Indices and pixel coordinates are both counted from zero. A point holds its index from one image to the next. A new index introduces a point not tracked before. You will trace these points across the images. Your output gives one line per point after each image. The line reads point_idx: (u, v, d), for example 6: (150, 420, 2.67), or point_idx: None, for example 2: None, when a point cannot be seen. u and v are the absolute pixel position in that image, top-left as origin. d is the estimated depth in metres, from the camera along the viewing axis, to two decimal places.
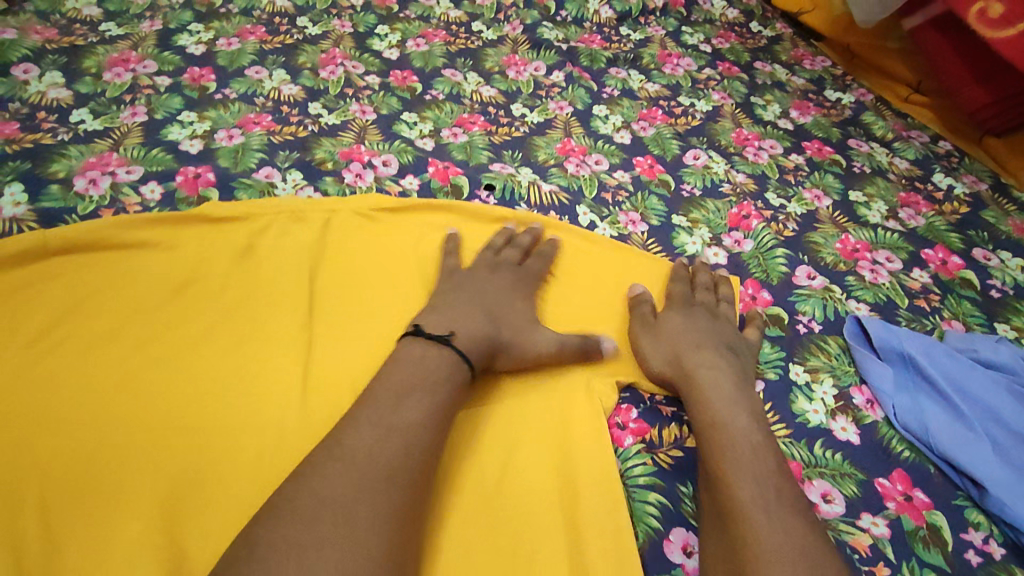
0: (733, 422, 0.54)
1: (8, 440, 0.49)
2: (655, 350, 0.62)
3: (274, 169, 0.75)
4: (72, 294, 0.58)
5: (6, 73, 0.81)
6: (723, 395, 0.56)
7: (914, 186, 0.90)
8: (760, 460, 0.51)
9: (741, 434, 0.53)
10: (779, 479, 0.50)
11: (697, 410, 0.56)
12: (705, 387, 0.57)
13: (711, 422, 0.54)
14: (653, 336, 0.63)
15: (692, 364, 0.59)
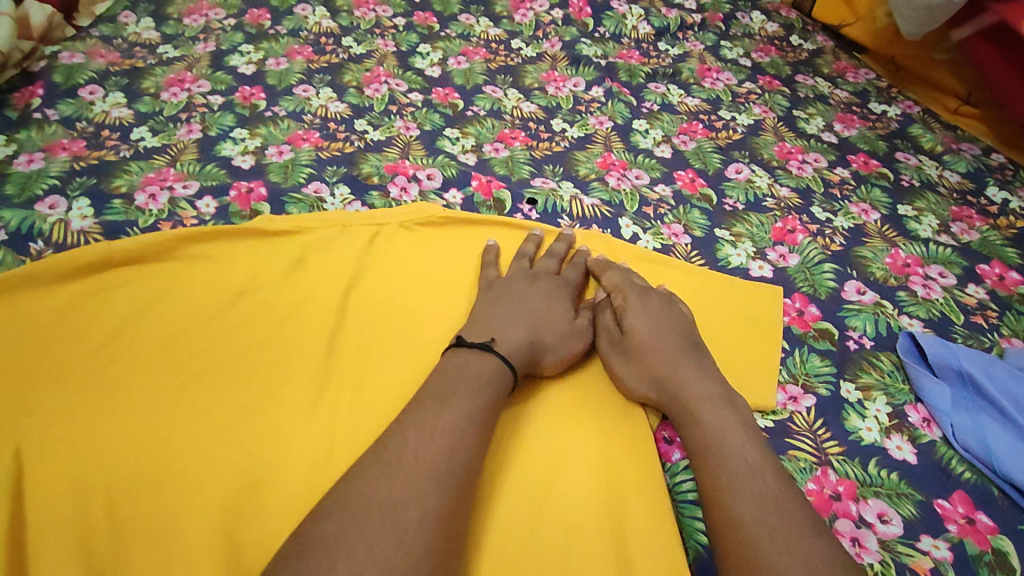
0: (721, 438, 0.52)
1: (77, 441, 0.51)
2: (633, 373, 0.59)
3: (323, 183, 0.78)
4: (135, 303, 0.61)
5: (74, 94, 0.86)
6: (711, 411, 0.54)
7: (966, 201, 0.87)
8: (757, 476, 0.49)
9: (732, 452, 0.51)
10: (780, 492, 0.48)
11: (688, 432, 0.55)
12: (691, 403, 0.55)
13: (703, 442, 0.53)
14: (625, 355, 0.61)
15: (671, 381, 0.57)
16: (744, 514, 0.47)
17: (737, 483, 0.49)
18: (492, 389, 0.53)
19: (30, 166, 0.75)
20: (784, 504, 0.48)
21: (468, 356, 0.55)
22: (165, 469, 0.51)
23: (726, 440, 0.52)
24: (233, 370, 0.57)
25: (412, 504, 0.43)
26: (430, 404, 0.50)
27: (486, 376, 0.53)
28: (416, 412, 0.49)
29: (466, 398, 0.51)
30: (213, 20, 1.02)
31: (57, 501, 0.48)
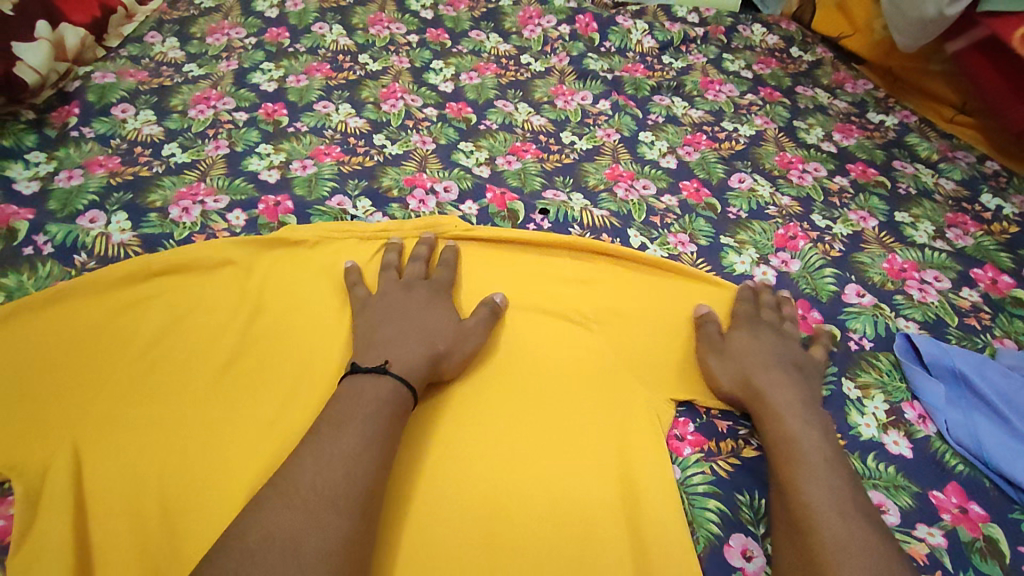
0: (804, 438, 0.57)
1: (125, 442, 0.55)
2: (725, 368, 0.64)
3: (346, 197, 0.82)
4: (173, 311, 0.65)
5: (107, 113, 0.90)
6: (796, 414, 0.59)
7: (961, 207, 0.91)
8: (833, 472, 0.54)
9: (812, 449, 0.56)
10: (847, 489, 0.53)
11: (768, 427, 0.59)
12: (777, 404, 0.60)
13: (783, 436, 0.57)
14: (723, 356, 0.65)
15: (763, 383, 0.62)
16: (815, 499, 0.52)
17: (815, 472, 0.54)
18: (391, 412, 0.54)
19: (70, 182, 0.79)
20: (852, 497, 0.52)
21: (366, 387, 0.55)
22: (208, 469, 0.55)
23: (805, 437, 0.57)
24: (268, 376, 0.61)
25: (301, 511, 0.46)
26: (327, 432, 0.51)
27: (382, 395, 0.55)
28: (313, 442, 0.50)
29: (363, 422, 0.52)
30: (234, 39, 1.06)
31: (111, 499, 0.52)
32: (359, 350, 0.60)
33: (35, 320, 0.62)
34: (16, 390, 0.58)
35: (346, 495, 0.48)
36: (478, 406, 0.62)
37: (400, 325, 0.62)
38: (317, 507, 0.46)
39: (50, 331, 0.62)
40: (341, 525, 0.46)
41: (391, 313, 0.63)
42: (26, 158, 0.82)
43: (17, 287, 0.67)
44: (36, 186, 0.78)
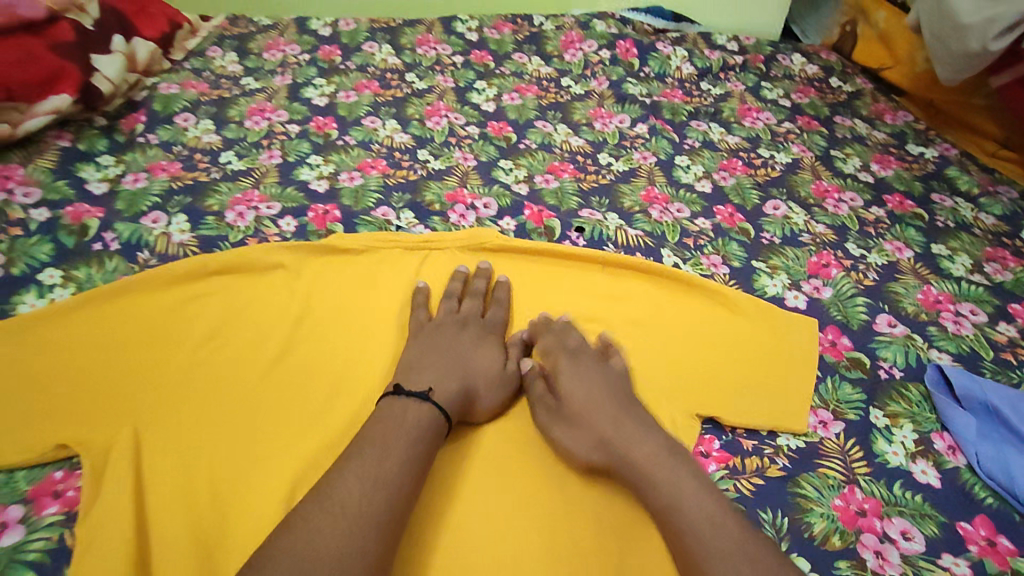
0: (680, 497, 0.52)
1: (179, 424, 0.59)
2: (576, 440, 0.60)
3: (390, 208, 0.85)
4: (227, 308, 0.69)
5: (170, 121, 0.96)
6: (664, 471, 0.54)
7: (1001, 242, 0.90)
8: (722, 531, 0.50)
9: (694, 509, 0.51)
10: (750, 546, 0.49)
11: (647, 495, 0.54)
12: (642, 466, 0.55)
13: (663, 503, 0.53)
14: (565, 423, 0.61)
15: (622, 446, 0.57)
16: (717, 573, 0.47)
17: (705, 539, 0.49)
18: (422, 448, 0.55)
19: (136, 184, 0.84)
20: (751, 557, 0.48)
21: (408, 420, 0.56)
22: (253, 459, 0.58)
23: (681, 497, 0.52)
24: (313, 372, 0.64)
25: (352, 526, 0.47)
26: (371, 451, 0.52)
27: (423, 421, 0.56)
28: (359, 457, 0.51)
29: (405, 445, 0.54)
30: (290, 56, 1.12)
31: (165, 481, 0.55)
32: (401, 371, 0.62)
33: (102, 309, 0.67)
34: (82, 373, 0.62)
35: (376, 523, 0.48)
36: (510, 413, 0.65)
37: (443, 355, 0.64)
38: (363, 523, 0.47)
39: (115, 319, 0.66)
40: (373, 553, 0.46)
41: (434, 340, 0.66)
42: (97, 160, 0.86)
43: (86, 279, 0.71)
44: (105, 187, 0.83)
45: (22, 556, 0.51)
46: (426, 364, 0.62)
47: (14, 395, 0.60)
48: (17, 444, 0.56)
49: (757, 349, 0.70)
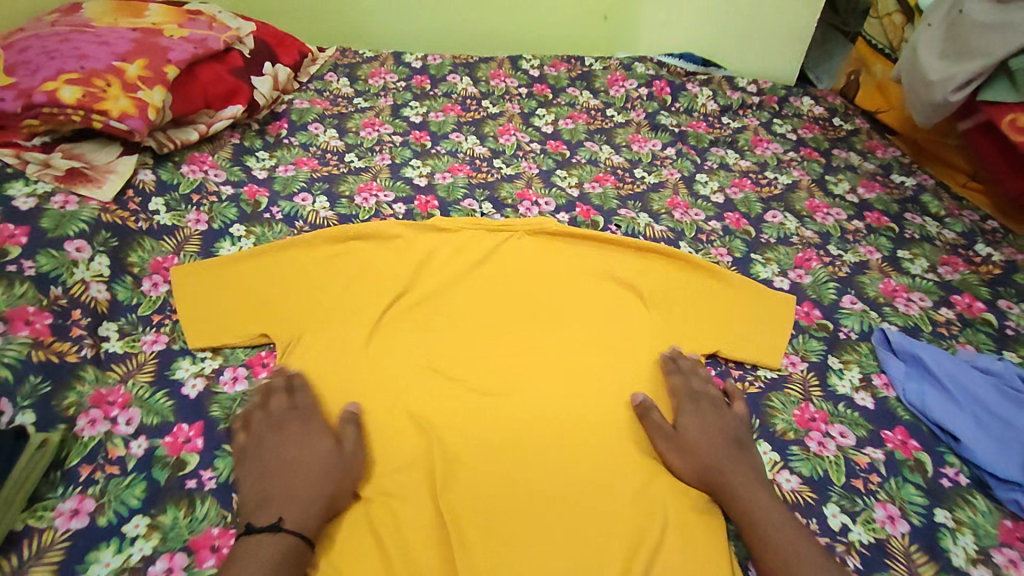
0: (764, 514, 0.68)
1: (335, 333, 0.85)
2: (683, 460, 0.75)
3: (474, 200, 1.12)
4: (361, 263, 0.95)
5: (305, 128, 1.25)
6: (749, 493, 0.70)
7: (956, 251, 1.13)
8: (796, 541, 0.66)
9: (772, 524, 0.68)
10: (814, 550, 0.65)
11: (735, 509, 0.70)
12: (737, 488, 0.71)
13: (747, 518, 0.69)
14: (676, 447, 0.76)
15: (722, 470, 0.73)
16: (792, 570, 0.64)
17: (782, 545, 0.66)
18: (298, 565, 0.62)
19: (287, 173, 1.13)
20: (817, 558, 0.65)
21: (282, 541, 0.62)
22: (385, 360, 0.84)
23: (763, 514, 0.68)
24: (426, 309, 0.91)
25: None
26: None
27: (281, 548, 0.61)
28: None
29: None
30: (390, 82, 1.42)
31: (330, 368, 0.81)
32: (249, 507, 0.66)
33: (274, 257, 0.93)
34: (267, 298, 0.88)
35: None
36: (563, 339, 0.88)
37: (290, 467, 0.69)
38: None
39: (284, 265, 0.92)
40: None
41: (274, 457, 0.70)
42: (257, 154, 1.15)
43: (263, 236, 1.00)
44: (266, 173, 1.11)
45: (250, 398, 0.79)
46: (272, 489, 0.67)
47: (223, 306, 0.86)
48: (232, 333, 0.84)
49: (751, 317, 0.93)
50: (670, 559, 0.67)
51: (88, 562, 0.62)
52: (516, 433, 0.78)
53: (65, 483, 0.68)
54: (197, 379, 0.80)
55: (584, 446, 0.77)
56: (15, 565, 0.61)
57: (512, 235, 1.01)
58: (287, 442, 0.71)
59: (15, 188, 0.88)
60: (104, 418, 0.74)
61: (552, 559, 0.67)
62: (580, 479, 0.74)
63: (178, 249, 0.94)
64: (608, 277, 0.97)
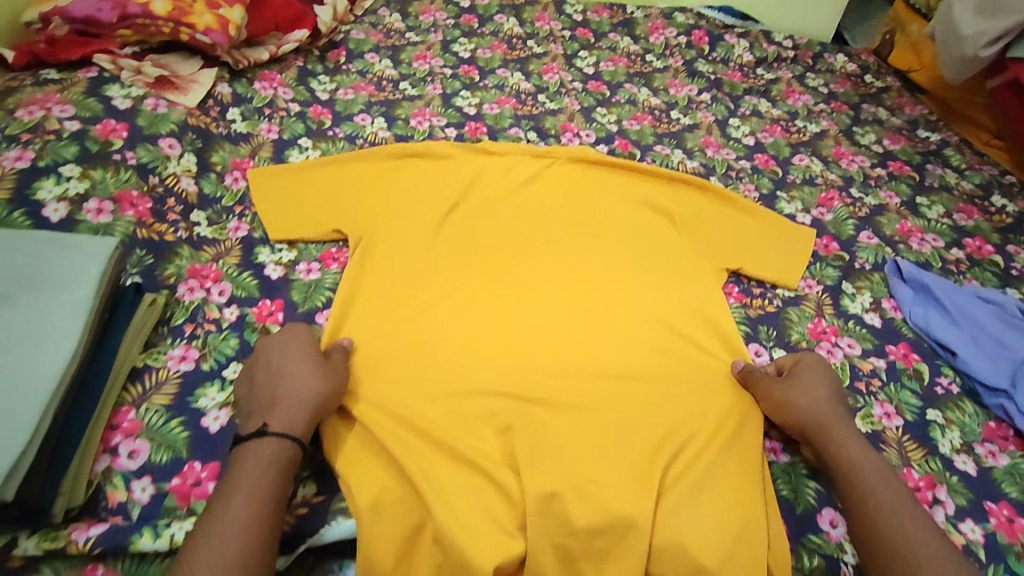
0: (869, 466, 0.70)
1: (396, 229, 0.94)
2: (801, 403, 0.76)
3: (520, 129, 1.20)
4: (419, 176, 1.03)
5: (362, 56, 1.32)
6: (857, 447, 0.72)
7: (972, 201, 1.20)
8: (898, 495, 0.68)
9: (878, 475, 0.69)
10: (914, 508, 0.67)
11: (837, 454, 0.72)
12: (845, 439, 0.73)
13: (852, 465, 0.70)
14: (794, 392, 0.78)
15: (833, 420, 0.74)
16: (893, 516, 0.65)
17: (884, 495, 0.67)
18: (290, 467, 0.64)
19: (347, 96, 1.21)
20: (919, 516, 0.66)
21: (277, 442, 0.64)
22: (439, 257, 0.92)
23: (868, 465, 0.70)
24: (477, 217, 0.99)
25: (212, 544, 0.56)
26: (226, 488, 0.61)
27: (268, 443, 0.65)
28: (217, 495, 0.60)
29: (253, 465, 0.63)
30: (439, 19, 1.48)
31: (393, 261, 0.90)
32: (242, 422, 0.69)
33: (340, 166, 1.01)
34: (335, 199, 0.96)
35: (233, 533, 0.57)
36: (601, 251, 0.97)
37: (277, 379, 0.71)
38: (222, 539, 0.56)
39: (350, 172, 1.01)
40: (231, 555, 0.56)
41: (262, 375, 0.72)
42: (319, 78, 1.23)
43: (327, 148, 1.09)
44: (328, 95, 1.20)
45: (323, 285, 0.88)
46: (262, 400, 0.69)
47: (298, 204, 0.95)
48: (307, 228, 0.93)
49: (774, 244, 1.01)
50: (691, 426, 0.77)
51: (197, 395, 0.72)
52: (557, 327, 0.86)
53: (173, 336, 0.77)
54: (277, 265, 0.90)
55: (621, 338, 0.86)
56: (139, 393, 0.71)
57: (557, 161, 1.09)
58: (275, 359, 0.73)
59: (112, 90, 0.97)
60: (201, 287, 0.84)
61: (592, 421, 0.77)
62: (617, 362, 0.83)
63: (253, 154, 1.03)
64: (644, 200, 1.04)
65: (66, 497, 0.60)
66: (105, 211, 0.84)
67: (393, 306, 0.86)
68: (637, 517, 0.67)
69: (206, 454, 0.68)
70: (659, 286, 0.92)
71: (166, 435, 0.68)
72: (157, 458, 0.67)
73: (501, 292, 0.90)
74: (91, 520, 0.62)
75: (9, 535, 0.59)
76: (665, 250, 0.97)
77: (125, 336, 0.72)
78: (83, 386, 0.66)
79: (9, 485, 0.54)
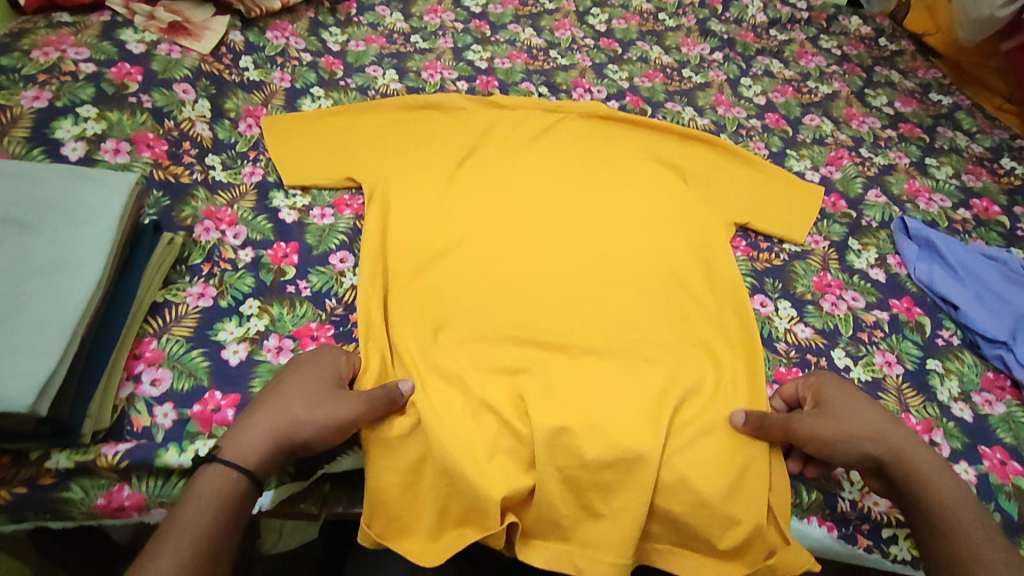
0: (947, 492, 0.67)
1: (409, 177, 0.94)
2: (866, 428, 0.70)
3: (531, 84, 1.20)
4: (431, 128, 1.03)
5: (372, 8, 1.31)
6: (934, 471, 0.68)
7: (982, 164, 1.20)
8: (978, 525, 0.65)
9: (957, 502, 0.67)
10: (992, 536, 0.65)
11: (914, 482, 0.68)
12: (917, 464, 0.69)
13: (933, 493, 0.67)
14: (854, 417, 0.71)
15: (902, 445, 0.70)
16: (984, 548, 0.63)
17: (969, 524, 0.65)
18: (232, 504, 0.60)
19: (358, 48, 1.20)
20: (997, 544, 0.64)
21: (216, 470, 0.61)
22: (451, 202, 0.93)
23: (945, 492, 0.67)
24: (488, 165, 0.99)
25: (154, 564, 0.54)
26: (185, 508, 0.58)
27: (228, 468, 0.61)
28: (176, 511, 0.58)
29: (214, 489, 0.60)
30: None
31: (406, 207, 0.91)
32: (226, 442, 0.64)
33: (351, 116, 1.02)
34: (348, 148, 0.97)
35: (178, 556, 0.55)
36: (612, 201, 0.97)
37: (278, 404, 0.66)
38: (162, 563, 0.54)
39: (361, 122, 1.01)
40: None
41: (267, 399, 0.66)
42: (329, 30, 1.22)
43: (339, 98, 1.09)
44: (339, 46, 1.19)
45: (336, 229, 0.90)
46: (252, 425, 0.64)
47: (312, 152, 0.96)
48: (321, 174, 0.94)
49: (782, 200, 1.01)
50: (696, 369, 0.79)
51: (216, 329, 0.75)
52: (567, 273, 0.88)
53: (191, 274, 0.79)
54: (291, 210, 0.91)
55: (630, 285, 0.87)
56: (160, 326, 0.74)
57: (568, 116, 1.09)
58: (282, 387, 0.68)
59: (126, 34, 0.97)
60: (216, 229, 0.85)
61: (601, 364, 0.79)
62: (625, 308, 0.84)
63: (266, 102, 1.04)
64: (655, 154, 1.04)
65: (94, 419, 0.63)
66: (123, 151, 0.86)
67: (407, 247, 0.87)
68: (644, 451, 0.70)
69: (226, 384, 0.72)
70: (669, 236, 0.93)
71: (186, 364, 0.72)
72: (179, 386, 0.70)
73: (513, 237, 0.91)
74: (120, 438, 0.65)
75: (44, 450, 0.63)
76: (676, 201, 0.97)
77: (145, 271, 0.74)
78: (106, 316, 0.68)
79: (42, 400, 0.57)
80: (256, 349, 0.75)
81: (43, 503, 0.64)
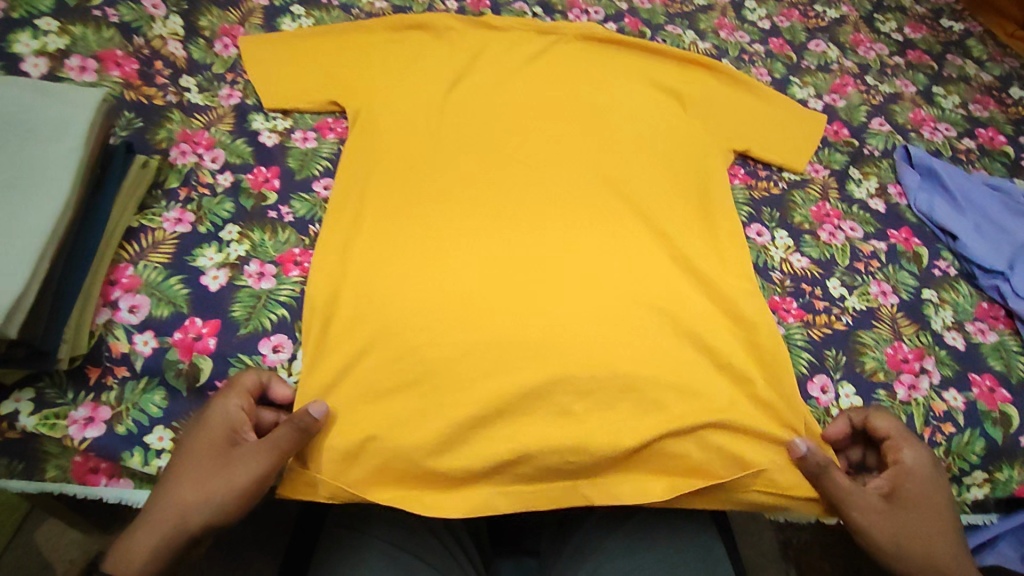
0: None
1: (394, 97, 0.89)
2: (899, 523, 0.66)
3: (524, 3, 1.13)
4: (417, 47, 0.97)
5: None
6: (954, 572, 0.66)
7: (990, 93, 1.16)
8: None
9: None
10: None
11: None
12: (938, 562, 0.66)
13: None
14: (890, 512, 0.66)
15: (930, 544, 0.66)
16: None
17: None
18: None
19: None
20: None
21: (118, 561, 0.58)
22: (439, 125, 0.88)
23: None
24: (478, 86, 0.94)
25: None
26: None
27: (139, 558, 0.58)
28: None
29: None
30: None
31: (391, 129, 0.86)
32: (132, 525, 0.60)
33: (330, 35, 0.95)
34: (329, 68, 0.92)
35: None
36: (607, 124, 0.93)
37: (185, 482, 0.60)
38: None
39: (343, 42, 0.95)
40: None
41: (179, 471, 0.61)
42: None
43: (320, 18, 1.02)
44: None
45: (319, 154, 0.86)
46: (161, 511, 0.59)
47: (292, 74, 0.91)
48: (302, 97, 0.89)
49: (784, 129, 0.97)
50: (687, 298, 0.78)
51: (195, 255, 0.73)
52: (561, 198, 0.85)
53: (167, 199, 0.76)
54: (272, 133, 0.87)
55: (625, 212, 0.84)
56: (137, 251, 0.72)
57: (564, 37, 1.02)
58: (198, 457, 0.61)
59: None
60: (193, 152, 0.82)
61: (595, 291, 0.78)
62: (620, 237, 0.82)
63: (242, 20, 0.97)
64: (654, 78, 0.99)
65: (70, 344, 0.62)
66: (89, 69, 0.81)
67: (393, 172, 0.83)
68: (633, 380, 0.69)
69: (207, 310, 0.70)
70: (667, 162, 0.89)
71: (165, 291, 0.70)
72: (158, 313, 0.69)
73: (505, 162, 0.87)
74: (88, 418, 0.64)
75: (14, 407, 0.62)
76: (675, 127, 0.93)
77: (119, 195, 0.71)
78: (78, 240, 0.66)
79: (13, 322, 0.56)
80: (238, 275, 0.73)
81: (21, 449, 0.63)
